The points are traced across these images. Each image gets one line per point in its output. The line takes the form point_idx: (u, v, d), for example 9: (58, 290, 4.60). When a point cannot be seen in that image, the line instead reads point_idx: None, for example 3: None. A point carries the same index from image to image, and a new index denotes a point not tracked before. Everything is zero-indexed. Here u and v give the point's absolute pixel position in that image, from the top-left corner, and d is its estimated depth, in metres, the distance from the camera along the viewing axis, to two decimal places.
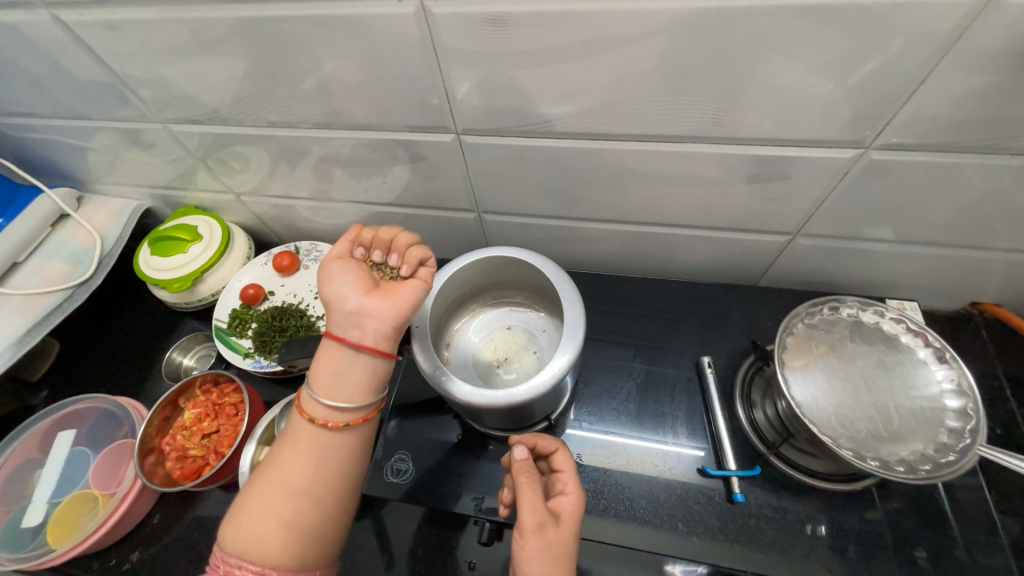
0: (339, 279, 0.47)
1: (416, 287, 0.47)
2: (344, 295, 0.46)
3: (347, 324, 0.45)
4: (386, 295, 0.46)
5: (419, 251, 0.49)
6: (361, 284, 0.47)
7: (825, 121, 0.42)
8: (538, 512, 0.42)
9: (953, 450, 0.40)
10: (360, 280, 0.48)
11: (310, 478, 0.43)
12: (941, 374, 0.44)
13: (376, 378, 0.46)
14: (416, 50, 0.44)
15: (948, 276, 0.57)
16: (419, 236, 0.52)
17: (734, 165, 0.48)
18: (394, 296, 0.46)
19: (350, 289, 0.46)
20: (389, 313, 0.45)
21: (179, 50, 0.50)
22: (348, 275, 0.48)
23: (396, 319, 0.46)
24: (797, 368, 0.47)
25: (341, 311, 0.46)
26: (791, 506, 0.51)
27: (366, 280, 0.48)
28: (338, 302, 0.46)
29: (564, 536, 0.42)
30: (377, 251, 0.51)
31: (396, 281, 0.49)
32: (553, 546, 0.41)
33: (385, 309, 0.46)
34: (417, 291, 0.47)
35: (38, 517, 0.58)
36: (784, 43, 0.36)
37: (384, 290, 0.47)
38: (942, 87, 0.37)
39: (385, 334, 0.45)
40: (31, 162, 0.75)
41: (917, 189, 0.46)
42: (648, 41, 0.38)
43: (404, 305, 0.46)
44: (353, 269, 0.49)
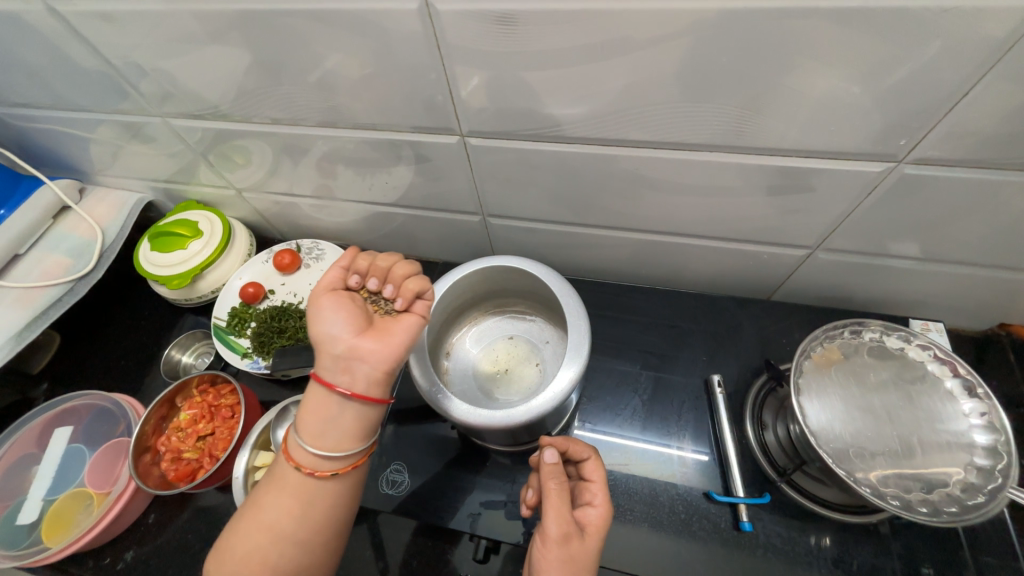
0: (328, 314, 0.44)
1: (412, 325, 0.45)
2: (334, 334, 0.43)
3: (336, 368, 0.43)
4: (379, 336, 0.43)
5: (416, 282, 0.46)
6: (353, 321, 0.44)
7: (856, 133, 0.39)
8: (563, 523, 0.40)
9: (982, 491, 0.38)
10: (351, 315, 0.44)
11: (299, 522, 0.41)
12: (969, 407, 0.41)
13: (366, 423, 0.44)
14: (421, 47, 0.41)
15: (977, 296, 0.54)
16: (419, 265, 0.49)
17: (754, 175, 0.45)
18: (388, 336, 0.43)
19: (341, 328, 0.43)
20: (382, 357, 0.43)
21: (176, 43, 0.48)
22: (339, 309, 0.44)
23: (389, 363, 0.43)
24: (814, 394, 0.44)
25: (330, 353, 0.43)
26: (801, 535, 0.48)
27: (360, 315, 0.44)
28: (326, 342, 0.43)
29: (587, 549, 0.40)
30: (373, 280, 0.47)
31: (392, 316, 0.46)
32: (574, 558, 0.40)
33: (378, 352, 0.43)
34: (412, 330, 0.45)
35: (34, 514, 0.57)
36: (815, 48, 0.33)
37: (377, 328, 0.44)
38: (987, 100, 0.34)
39: (377, 378, 0.43)
40: (34, 153, 0.74)
41: (951, 206, 0.43)
42: (668, 44, 0.35)
43: (399, 346, 0.44)
44: (344, 300, 0.45)
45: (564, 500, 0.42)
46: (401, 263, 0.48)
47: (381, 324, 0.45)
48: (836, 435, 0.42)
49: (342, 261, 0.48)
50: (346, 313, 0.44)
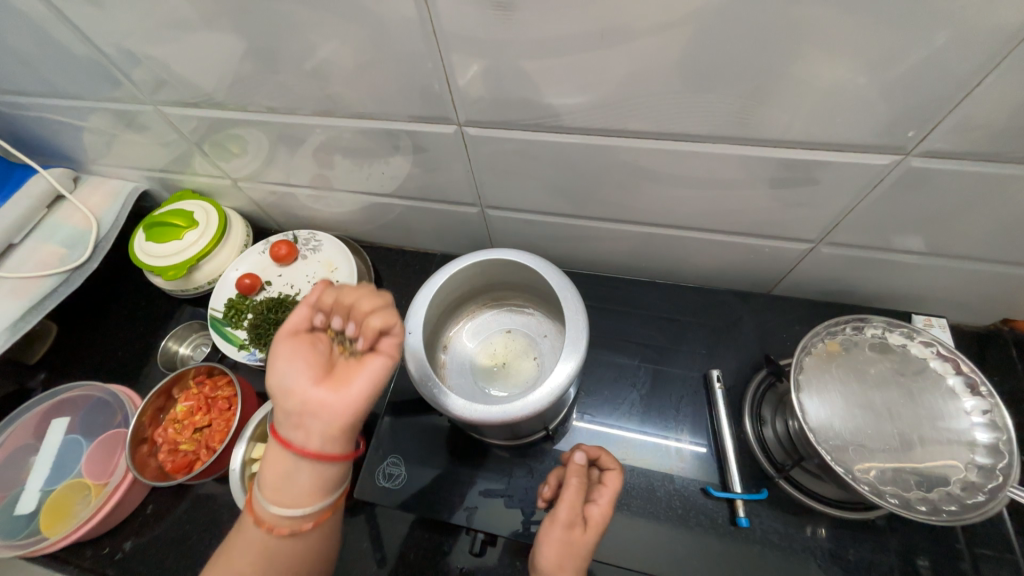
0: (284, 365, 0.42)
1: (373, 370, 0.41)
2: (288, 389, 0.41)
3: (291, 423, 0.41)
4: (333, 388, 0.41)
5: (380, 320, 0.41)
6: (309, 372, 0.42)
7: (862, 125, 0.38)
8: (573, 511, 0.41)
9: (982, 489, 0.38)
10: (307, 366, 0.42)
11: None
12: (971, 405, 0.41)
13: (325, 479, 0.42)
14: (416, 34, 0.40)
15: (981, 292, 0.53)
16: (389, 297, 0.43)
17: (757, 168, 0.44)
18: (343, 389, 0.41)
19: (294, 381, 0.41)
20: (335, 412, 0.40)
21: (166, 28, 0.47)
22: (294, 359, 0.42)
23: (343, 419, 0.40)
24: (814, 390, 0.44)
25: (285, 408, 0.41)
26: (799, 531, 0.48)
27: (318, 363, 0.42)
28: (280, 397, 0.41)
29: (586, 543, 0.40)
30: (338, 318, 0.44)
31: (353, 361, 0.43)
32: (572, 549, 0.40)
33: (331, 407, 0.40)
34: (371, 377, 0.41)
35: (32, 504, 0.57)
36: (823, 36, 0.32)
37: (335, 378, 0.42)
38: (1001, 90, 0.33)
39: (332, 434, 0.41)
40: (26, 141, 0.73)
41: (958, 201, 0.42)
42: (671, 32, 0.34)
43: (355, 397, 0.41)
44: (303, 348, 0.43)
45: (578, 495, 0.42)
46: (367, 297, 0.43)
47: (340, 372, 0.42)
48: (835, 431, 0.42)
49: (309, 299, 0.45)
50: (300, 364, 0.42)
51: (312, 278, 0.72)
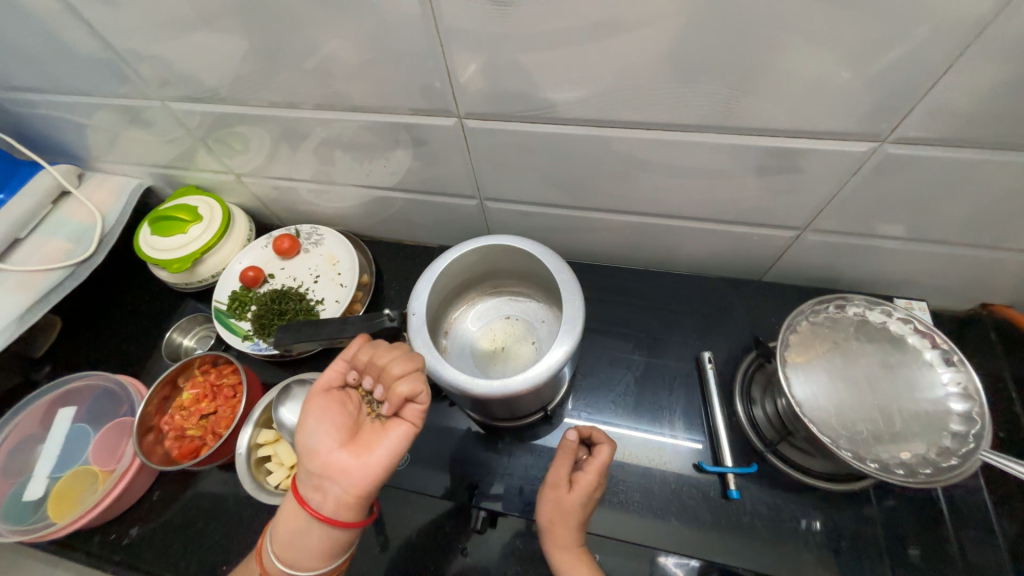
0: (313, 426, 0.46)
1: (391, 443, 0.45)
2: (313, 449, 0.45)
3: (311, 483, 0.46)
4: (355, 456, 0.45)
5: (407, 388, 0.41)
6: (333, 436, 0.46)
7: (840, 114, 0.40)
8: (558, 475, 0.47)
9: (955, 454, 0.39)
10: (333, 429, 0.46)
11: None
12: (947, 376, 0.43)
13: (335, 541, 0.46)
14: (418, 30, 0.42)
15: (959, 275, 0.56)
16: (420, 362, 0.43)
17: (743, 156, 0.46)
18: (363, 458, 0.45)
19: (321, 444, 0.45)
20: (353, 481, 0.45)
21: (176, 26, 0.48)
22: (324, 420, 0.46)
23: (359, 488, 0.45)
24: (799, 365, 0.46)
25: (308, 468, 0.46)
26: (786, 503, 0.50)
27: (343, 428, 0.46)
28: (306, 456, 0.45)
29: (571, 502, 0.45)
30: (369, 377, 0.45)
31: (375, 429, 0.47)
32: (563, 511, 0.45)
33: (350, 474, 0.45)
34: (389, 450, 0.45)
35: (39, 491, 0.58)
36: (801, 28, 0.35)
37: (357, 443, 0.46)
38: (967, 78, 0.35)
39: (348, 500, 0.45)
40: (32, 138, 0.74)
41: (933, 186, 0.45)
42: (660, 25, 0.37)
43: (371, 470, 0.45)
44: (333, 409, 0.47)
45: (566, 464, 0.47)
46: (399, 360, 0.42)
47: (363, 437, 0.46)
48: (818, 401, 0.44)
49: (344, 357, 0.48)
50: (328, 426, 0.46)
51: (314, 271, 0.73)
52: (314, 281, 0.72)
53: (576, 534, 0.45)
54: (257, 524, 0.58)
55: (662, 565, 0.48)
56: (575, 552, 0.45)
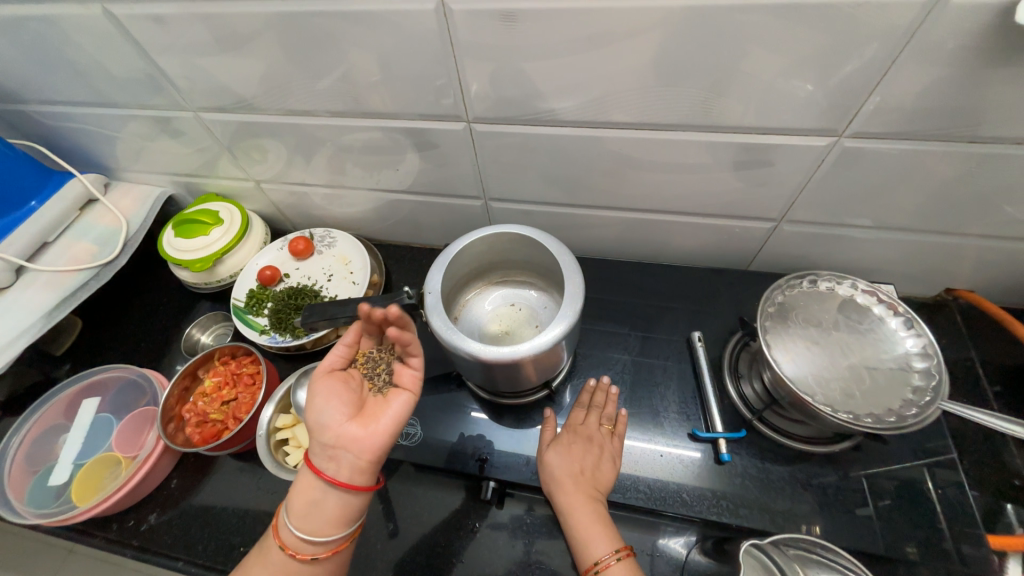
0: (322, 402, 0.49)
1: (396, 407, 0.49)
2: (325, 424, 0.48)
3: (324, 456, 0.47)
4: (365, 424, 0.48)
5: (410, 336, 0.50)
6: (343, 409, 0.48)
7: (802, 113, 0.46)
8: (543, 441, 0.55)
9: (917, 405, 0.44)
10: (342, 403, 0.49)
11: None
12: (910, 341, 0.48)
13: (351, 509, 0.47)
14: (434, 45, 0.48)
15: (922, 261, 0.62)
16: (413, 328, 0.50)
17: (721, 152, 0.52)
18: (373, 425, 0.48)
19: (331, 417, 0.48)
20: (366, 446, 0.47)
21: (215, 43, 0.54)
22: (332, 397, 0.49)
23: (371, 453, 0.47)
24: (779, 336, 0.51)
25: (320, 442, 0.47)
26: (774, 467, 0.54)
27: (351, 401, 0.49)
28: (318, 431, 0.48)
29: (552, 453, 0.53)
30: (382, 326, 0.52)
31: (380, 400, 0.50)
32: (548, 466, 0.52)
33: (362, 441, 0.47)
34: (396, 412, 0.49)
35: (63, 477, 0.61)
36: (763, 38, 0.41)
37: (364, 414, 0.49)
38: (904, 79, 0.41)
39: (361, 466, 0.47)
40: (65, 149, 0.80)
41: (887, 176, 0.51)
42: (645, 36, 0.43)
43: (382, 432, 0.48)
44: (337, 386, 0.50)
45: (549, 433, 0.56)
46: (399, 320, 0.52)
47: (369, 408, 0.50)
48: (797, 366, 0.48)
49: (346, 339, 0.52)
50: (337, 401, 0.49)
51: (327, 270, 0.78)
52: (328, 280, 0.77)
53: (572, 482, 0.50)
54: (273, 506, 0.60)
55: (664, 546, 0.52)
56: (576, 495, 0.48)
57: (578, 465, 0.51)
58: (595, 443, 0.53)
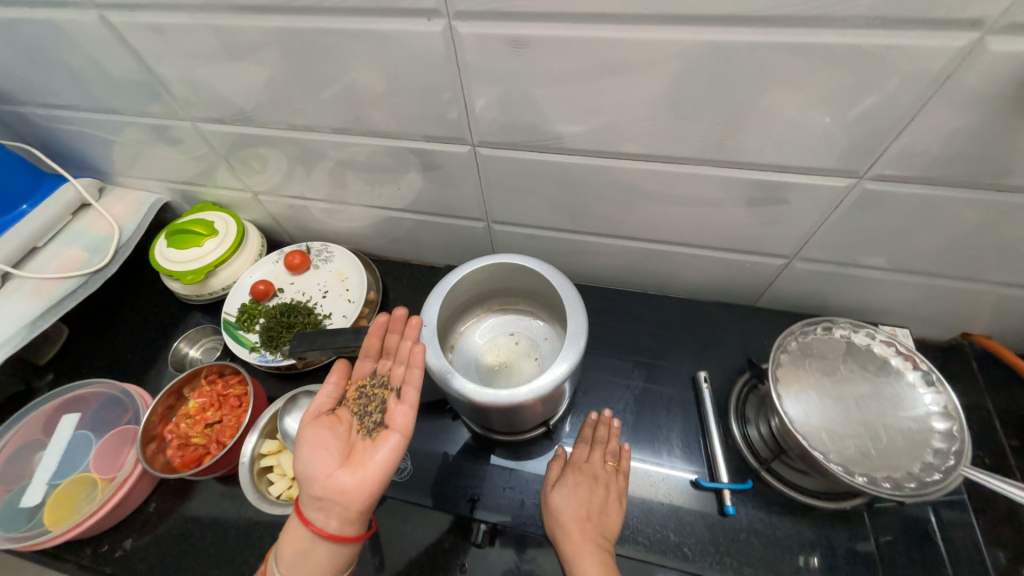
0: (308, 451, 0.46)
1: (385, 451, 0.46)
2: (312, 475, 0.45)
3: (312, 507, 0.45)
4: (353, 472, 0.45)
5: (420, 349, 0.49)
6: (330, 457, 0.46)
7: (821, 152, 0.44)
8: (551, 476, 0.51)
9: (937, 469, 0.42)
10: (329, 452, 0.46)
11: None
12: (929, 398, 0.46)
13: (340, 559, 0.45)
14: (441, 65, 0.46)
15: (939, 305, 0.59)
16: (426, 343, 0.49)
17: (735, 188, 0.50)
18: (362, 472, 0.45)
19: (319, 467, 0.45)
20: (355, 495, 0.44)
21: (214, 54, 0.52)
22: (318, 446, 0.46)
23: (360, 502, 0.44)
24: (790, 384, 0.48)
25: (307, 493, 0.45)
26: (782, 521, 0.51)
27: (340, 447, 0.47)
28: (304, 482, 0.45)
29: (559, 493, 0.48)
30: (391, 338, 0.52)
31: (370, 443, 0.47)
32: (555, 509, 0.47)
33: (350, 490, 0.44)
34: (387, 455, 0.46)
35: (37, 498, 0.58)
36: (785, 76, 0.39)
37: (353, 460, 0.46)
38: (932, 124, 0.39)
39: (351, 516, 0.45)
40: (60, 151, 0.78)
41: (908, 220, 0.49)
42: (660, 67, 0.41)
43: (370, 480, 0.45)
44: (324, 433, 0.47)
45: (557, 470, 0.51)
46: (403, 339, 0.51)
47: (358, 454, 0.47)
48: (809, 419, 0.46)
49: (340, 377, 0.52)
50: (324, 449, 0.46)
51: (323, 287, 0.75)
52: (323, 297, 0.75)
53: (579, 528, 0.45)
54: (254, 536, 0.58)
55: None
56: (584, 542, 0.44)
57: (586, 507, 0.47)
58: (601, 482, 0.49)
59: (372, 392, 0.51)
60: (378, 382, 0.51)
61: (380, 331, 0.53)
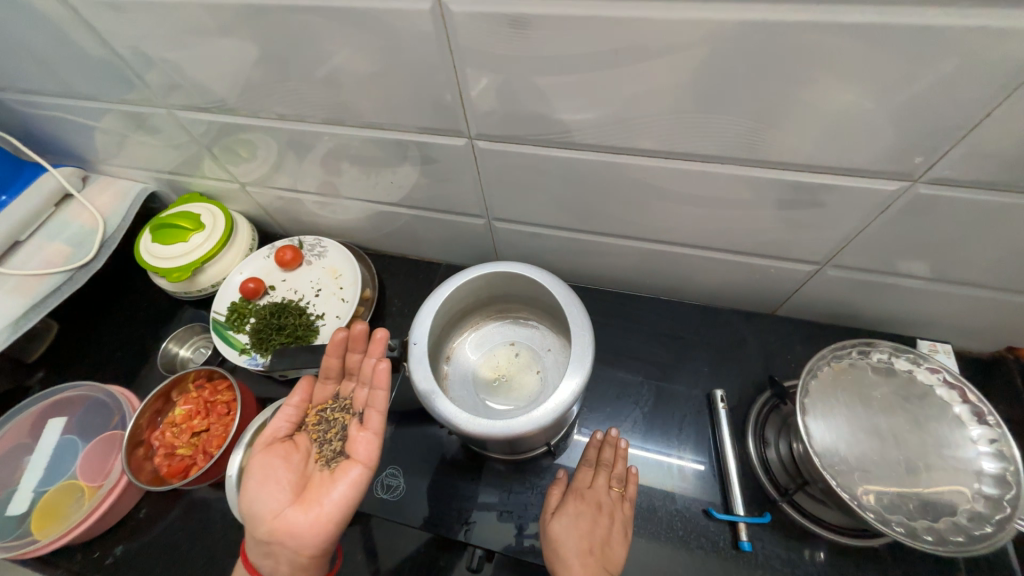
0: (256, 486, 0.44)
1: (341, 487, 0.44)
2: (260, 513, 0.43)
3: (261, 548, 0.43)
4: (306, 511, 0.43)
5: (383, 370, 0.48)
6: (281, 494, 0.44)
7: (871, 151, 0.38)
8: (551, 504, 0.47)
9: (989, 520, 0.38)
10: (281, 486, 0.44)
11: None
12: (977, 434, 0.41)
13: None
14: (432, 49, 0.41)
15: (987, 320, 0.53)
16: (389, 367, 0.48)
17: (765, 189, 0.45)
18: (315, 511, 0.43)
19: (268, 504, 0.43)
20: (306, 537, 0.42)
21: (183, 35, 0.47)
22: (269, 479, 0.44)
23: (312, 545, 0.42)
24: (819, 413, 0.44)
25: (254, 533, 0.43)
26: (801, 557, 0.47)
27: (293, 482, 0.45)
28: (252, 522, 0.43)
29: (560, 525, 0.44)
30: (352, 356, 0.51)
31: (326, 476, 0.46)
32: (556, 543, 0.43)
33: (302, 532, 0.42)
34: (343, 491, 0.44)
35: (24, 506, 0.57)
36: (836, 63, 0.33)
37: (306, 497, 0.44)
38: (1010, 120, 0.33)
39: (301, 560, 0.43)
40: (40, 139, 0.74)
41: (965, 228, 0.43)
42: (685, 53, 0.35)
43: (323, 520, 0.43)
44: (276, 465, 0.45)
45: (557, 497, 0.47)
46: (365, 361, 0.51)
47: (313, 489, 0.45)
48: (839, 455, 0.42)
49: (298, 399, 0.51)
50: (275, 484, 0.44)
51: (315, 285, 0.72)
52: (315, 295, 0.71)
53: (579, 563, 0.42)
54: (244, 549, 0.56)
55: None
56: None
57: (588, 539, 0.44)
58: (605, 511, 0.46)
59: (332, 417, 0.50)
60: (340, 406, 0.51)
61: (339, 351, 0.51)
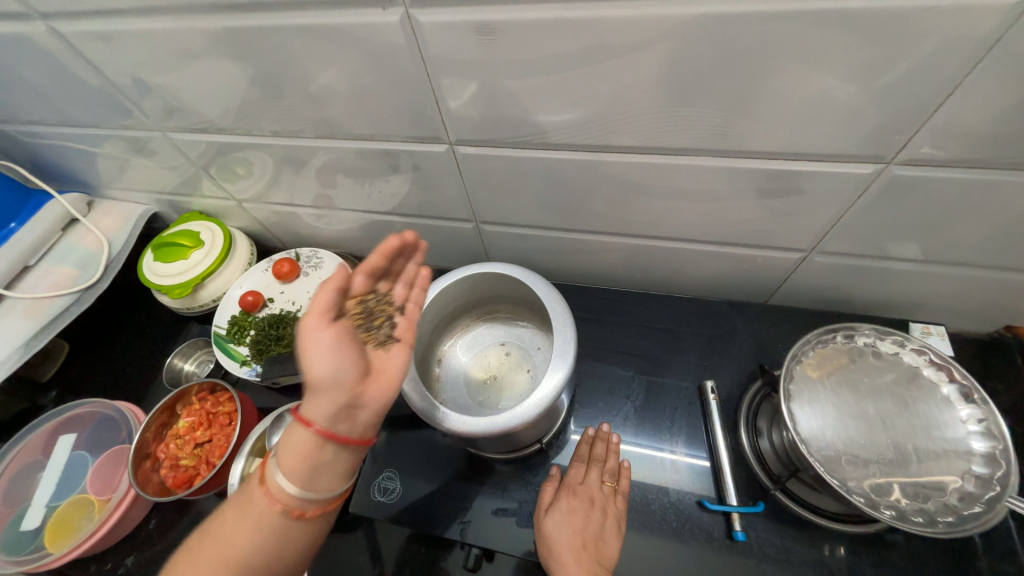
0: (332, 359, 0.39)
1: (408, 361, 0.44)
2: (341, 380, 0.39)
3: (337, 415, 0.40)
4: (382, 381, 0.42)
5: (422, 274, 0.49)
6: (358, 366, 0.41)
7: (842, 136, 0.38)
8: (545, 501, 0.48)
9: (979, 500, 0.39)
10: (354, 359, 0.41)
11: (261, 547, 0.38)
12: (966, 413, 0.42)
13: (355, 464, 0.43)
14: (406, 60, 0.42)
15: (981, 299, 0.53)
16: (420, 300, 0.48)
17: (742, 179, 0.45)
18: (389, 379, 0.42)
19: (349, 374, 0.40)
20: (385, 401, 0.42)
21: (170, 60, 0.49)
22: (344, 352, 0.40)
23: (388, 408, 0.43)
24: (806, 400, 0.45)
25: (333, 400, 0.39)
26: (797, 546, 0.47)
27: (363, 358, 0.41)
28: (330, 389, 0.39)
29: (552, 519, 0.45)
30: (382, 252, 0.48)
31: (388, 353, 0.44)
32: (548, 539, 0.44)
33: (383, 396, 0.42)
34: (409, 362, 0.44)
35: (37, 521, 0.58)
36: (796, 51, 0.33)
37: (377, 369, 0.42)
38: (976, 97, 0.33)
39: (373, 421, 0.42)
40: (46, 168, 0.76)
41: (946, 208, 0.42)
42: (649, 50, 0.35)
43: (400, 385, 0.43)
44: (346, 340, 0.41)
45: (550, 494, 0.48)
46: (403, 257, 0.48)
47: (379, 363, 0.43)
48: (826, 441, 0.43)
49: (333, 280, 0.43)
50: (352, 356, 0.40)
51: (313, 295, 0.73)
52: None
53: (573, 556, 0.42)
54: None
55: None
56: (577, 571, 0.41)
57: (581, 534, 0.44)
58: (598, 506, 0.46)
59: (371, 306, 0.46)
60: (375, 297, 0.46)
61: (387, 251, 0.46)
